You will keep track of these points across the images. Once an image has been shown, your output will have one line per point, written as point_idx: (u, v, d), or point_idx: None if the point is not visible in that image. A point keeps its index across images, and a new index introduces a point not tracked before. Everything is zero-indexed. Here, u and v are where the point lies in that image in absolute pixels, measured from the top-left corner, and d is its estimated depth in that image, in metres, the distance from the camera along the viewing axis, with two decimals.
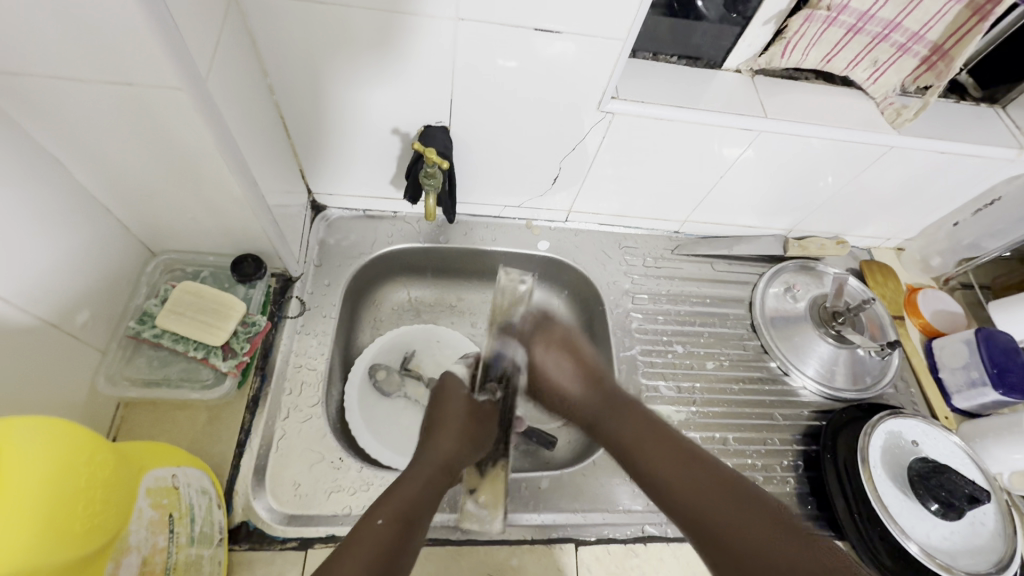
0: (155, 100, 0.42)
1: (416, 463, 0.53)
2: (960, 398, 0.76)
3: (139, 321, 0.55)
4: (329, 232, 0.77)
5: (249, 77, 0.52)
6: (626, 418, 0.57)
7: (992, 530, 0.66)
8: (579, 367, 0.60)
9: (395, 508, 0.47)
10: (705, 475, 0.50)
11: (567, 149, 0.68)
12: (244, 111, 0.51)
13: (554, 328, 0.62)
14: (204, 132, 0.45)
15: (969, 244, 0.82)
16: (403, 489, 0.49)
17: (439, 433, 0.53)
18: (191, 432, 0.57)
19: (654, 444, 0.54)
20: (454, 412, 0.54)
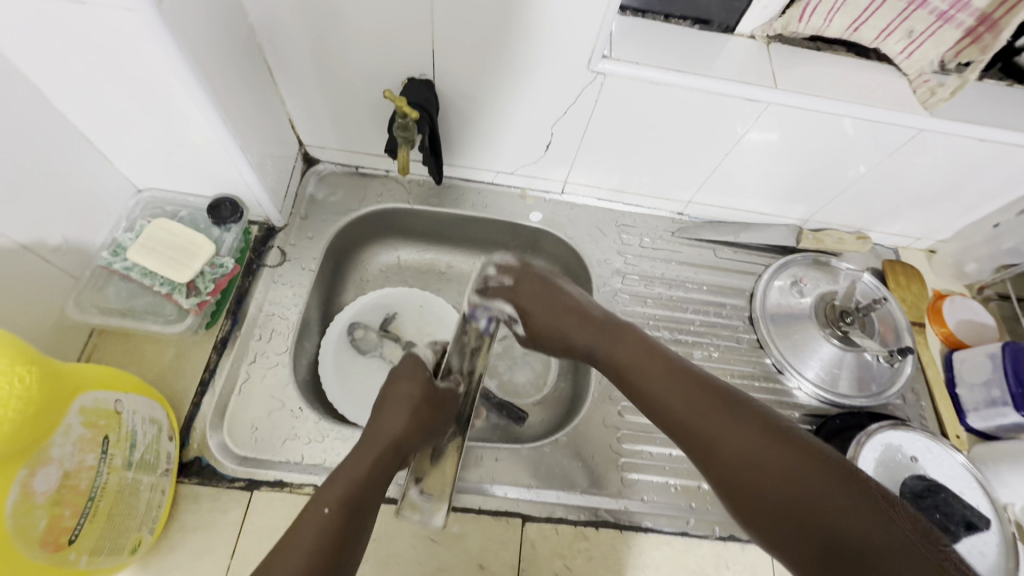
0: (109, 25, 0.41)
1: (366, 437, 0.50)
2: (976, 417, 0.69)
3: (112, 253, 0.56)
4: (319, 186, 0.76)
5: (226, 13, 0.51)
6: (618, 346, 0.54)
7: (992, 563, 0.59)
8: (581, 316, 0.57)
9: (341, 491, 0.45)
10: (718, 412, 0.45)
11: (559, 113, 0.65)
12: (218, 47, 0.50)
13: (536, 280, 0.61)
14: (164, 64, 0.45)
15: (1010, 250, 0.74)
16: (354, 466, 0.47)
17: (391, 412, 0.52)
18: (157, 365, 0.59)
19: (664, 377, 0.49)
20: (410, 389, 0.53)
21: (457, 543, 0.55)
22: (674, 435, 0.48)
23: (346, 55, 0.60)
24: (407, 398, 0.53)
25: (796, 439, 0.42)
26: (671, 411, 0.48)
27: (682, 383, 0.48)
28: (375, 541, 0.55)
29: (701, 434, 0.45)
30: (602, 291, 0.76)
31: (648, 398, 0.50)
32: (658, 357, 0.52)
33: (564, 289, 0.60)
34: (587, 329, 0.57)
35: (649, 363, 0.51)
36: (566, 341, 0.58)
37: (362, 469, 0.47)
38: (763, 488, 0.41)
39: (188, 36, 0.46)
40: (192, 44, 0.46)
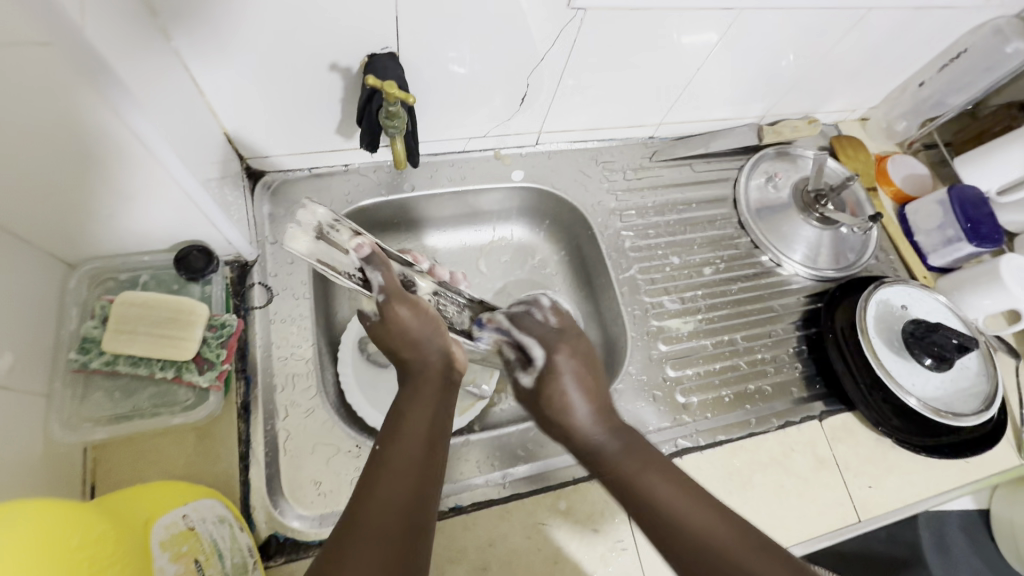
0: (16, 63, 0.32)
1: (391, 424, 0.47)
2: (936, 256, 0.79)
3: (81, 351, 0.47)
4: (276, 201, 0.66)
5: (142, 20, 0.41)
6: (629, 457, 0.50)
7: (975, 373, 0.69)
8: (595, 402, 0.55)
9: (393, 467, 0.43)
10: (707, 511, 0.44)
11: (538, 58, 0.60)
12: (150, 65, 0.41)
13: (579, 340, 0.60)
14: (95, 100, 0.36)
15: (934, 102, 0.82)
16: (395, 462, 0.43)
17: (412, 406, 0.49)
18: (181, 457, 0.50)
19: (656, 471, 0.48)
20: (424, 361, 0.52)
21: (566, 517, 0.56)
22: (647, 526, 0.45)
23: (285, 40, 0.50)
24: (425, 354, 0.52)
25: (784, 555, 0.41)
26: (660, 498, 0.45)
27: (675, 479, 0.47)
28: (491, 544, 0.53)
29: (684, 525, 0.43)
30: (605, 235, 0.76)
31: (633, 490, 0.47)
32: (656, 456, 0.50)
33: (601, 373, 0.58)
34: (591, 410, 0.54)
35: (642, 466, 0.48)
36: (572, 425, 0.54)
37: (412, 455, 0.44)
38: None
39: (123, 58, 0.36)
40: (129, 70, 0.37)
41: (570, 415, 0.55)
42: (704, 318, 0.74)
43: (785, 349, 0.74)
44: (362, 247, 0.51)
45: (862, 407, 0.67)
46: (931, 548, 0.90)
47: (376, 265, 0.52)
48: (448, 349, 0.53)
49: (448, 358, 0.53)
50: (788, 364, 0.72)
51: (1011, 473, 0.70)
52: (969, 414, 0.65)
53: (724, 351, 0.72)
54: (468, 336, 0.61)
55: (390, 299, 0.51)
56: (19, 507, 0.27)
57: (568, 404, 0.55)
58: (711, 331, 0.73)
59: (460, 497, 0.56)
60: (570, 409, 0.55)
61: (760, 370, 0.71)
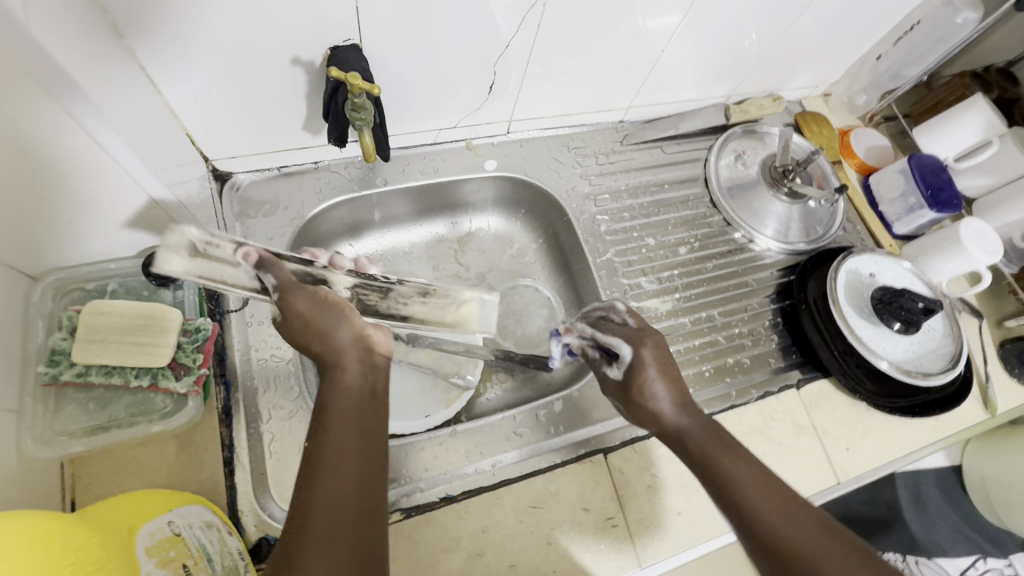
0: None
1: (317, 421, 0.39)
2: (900, 224, 0.82)
3: (51, 363, 0.46)
4: (246, 203, 0.65)
5: (94, 16, 0.40)
6: (716, 448, 0.43)
7: (942, 334, 0.71)
8: (680, 392, 0.48)
9: (330, 471, 0.36)
10: (802, 521, 0.38)
11: (503, 46, 0.60)
12: (104, 63, 0.40)
13: (654, 336, 0.51)
14: (48, 100, 0.35)
15: (891, 75, 0.85)
16: (331, 465, 0.36)
17: (333, 401, 0.40)
18: (163, 467, 0.49)
19: (742, 468, 0.42)
20: (337, 344, 0.43)
21: (557, 499, 0.56)
22: (740, 526, 0.39)
23: (243, 35, 0.49)
24: (334, 338, 0.44)
25: (878, 564, 0.36)
26: (755, 500, 0.39)
27: (765, 477, 0.41)
28: (484, 531, 0.54)
29: (777, 533, 0.38)
30: (581, 220, 0.76)
31: (724, 488, 0.41)
32: (737, 450, 0.43)
33: (677, 373, 0.49)
34: (683, 404, 0.47)
35: (737, 459, 0.42)
36: (657, 416, 0.47)
37: (340, 466, 0.36)
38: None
39: (77, 55, 0.35)
40: (82, 68, 0.36)
41: (655, 406, 0.47)
42: (682, 297, 0.75)
43: (761, 323, 0.76)
44: (248, 255, 0.47)
45: (836, 373, 0.69)
46: (909, 505, 0.94)
47: (268, 268, 0.47)
48: (359, 329, 0.45)
49: (363, 339, 0.45)
50: (764, 337, 0.74)
51: (979, 427, 0.73)
52: (936, 373, 0.68)
53: (702, 327, 0.74)
54: (400, 319, 0.55)
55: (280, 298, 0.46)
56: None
57: (651, 400, 0.48)
58: (689, 308, 0.75)
59: (451, 486, 0.56)
60: (653, 402, 0.47)
61: (738, 344, 0.73)
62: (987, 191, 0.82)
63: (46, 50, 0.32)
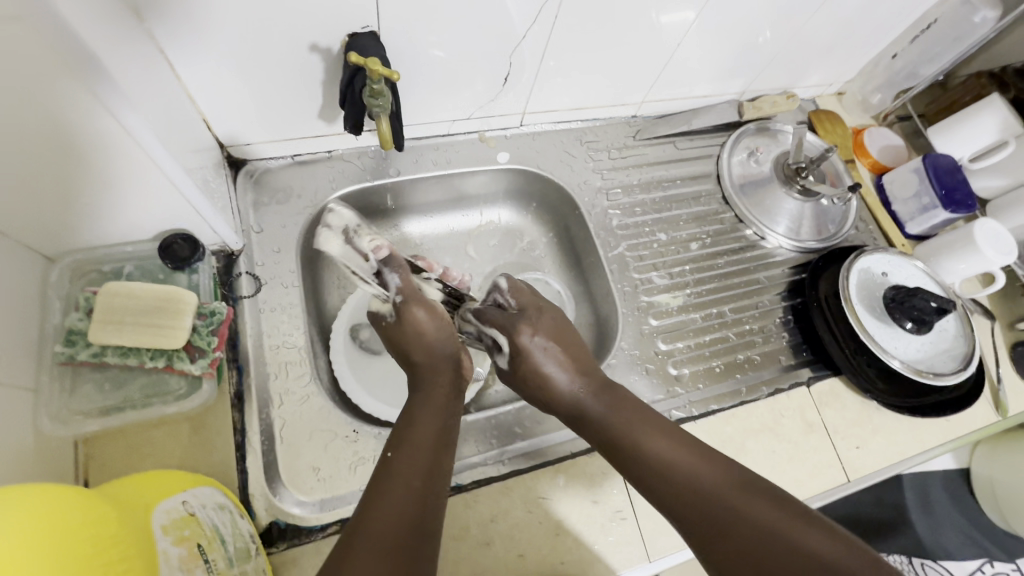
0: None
1: (400, 430, 0.47)
2: (913, 224, 0.82)
3: (67, 344, 0.47)
4: (260, 190, 0.65)
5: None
6: (613, 412, 0.51)
7: (954, 333, 0.71)
8: (574, 370, 0.55)
9: (404, 468, 0.42)
10: (693, 462, 0.45)
11: (518, 37, 0.60)
12: (124, 43, 0.40)
13: (550, 316, 0.58)
14: (71, 78, 0.35)
15: (907, 73, 0.84)
16: (406, 463, 0.43)
17: (424, 411, 0.49)
18: (176, 449, 0.49)
19: (643, 431, 0.49)
20: (433, 371, 0.53)
21: (566, 491, 0.56)
22: (645, 483, 0.46)
23: (261, 19, 0.49)
24: (434, 355, 0.54)
25: (755, 485, 0.43)
26: (655, 452, 0.47)
27: (660, 434, 0.48)
28: (493, 520, 0.54)
29: (679, 474, 0.45)
30: (593, 214, 0.76)
31: (631, 448, 0.48)
32: (642, 414, 0.51)
33: (574, 335, 0.58)
34: (576, 382, 0.54)
35: (640, 423, 0.49)
36: (554, 394, 0.54)
37: (421, 459, 0.44)
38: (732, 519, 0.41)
39: (98, 36, 0.35)
40: (104, 48, 0.36)
41: (554, 387, 0.54)
42: (692, 293, 0.75)
43: (772, 320, 0.75)
44: (380, 250, 0.56)
45: (847, 372, 0.69)
46: (917, 508, 0.93)
47: (393, 267, 0.56)
48: (456, 355, 0.56)
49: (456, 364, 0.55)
50: (775, 334, 0.74)
51: (990, 429, 0.72)
52: (948, 373, 0.67)
53: (713, 323, 0.73)
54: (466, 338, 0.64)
55: (407, 301, 0.55)
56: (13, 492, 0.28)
57: (547, 378, 0.55)
58: (700, 304, 0.75)
59: (460, 476, 0.56)
60: (551, 381, 0.54)
61: (748, 341, 0.73)
62: (1001, 192, 0.81)
63: (70, 27, 0.32)
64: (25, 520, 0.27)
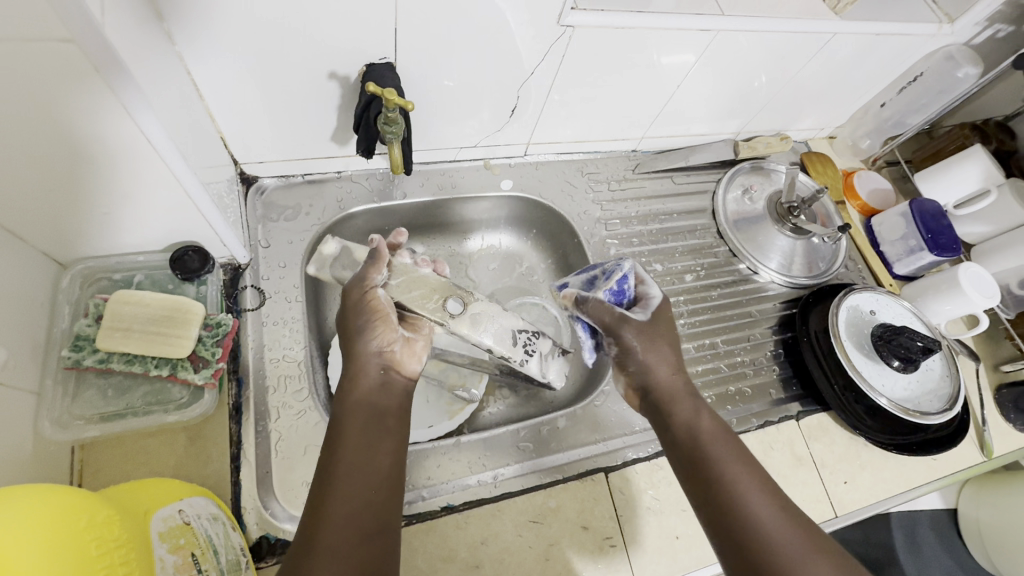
0: (35, 58, 0.33)
1: (329, 441, 0.44)
2: (900, 265, 0.84)
3: (74, 348, 0.48)
4: (269, 206, 0.67)
5: (147, 20, 0.42)
6: (713, 436, 0.48)
7: (940, 373, 0.73)
8: (676, 364, 0.53)
9: (336, 485, 0.40)
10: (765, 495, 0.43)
11: (527, 73, 0.63)
12: (154, 62, 0.42)
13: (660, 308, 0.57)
14: (107, 95, 0.37)
15: (894, 122, 0.88)
16: (338, 481, 0.41)
17: (347, 411, 0.46)
18: (171, 458, 0.49)
19: (726, 450, 0.47)
20: (364, 367, 0.50)
21: (556, 515, 0.57)
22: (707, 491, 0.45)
23: (286, 45, 0.51)
24: (363, 351, 0.51)
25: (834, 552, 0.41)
26: (739, 485, 0.44)
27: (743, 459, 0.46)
28: (482, 543, 0.54)
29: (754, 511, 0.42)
30: (591, 242, 0.78)
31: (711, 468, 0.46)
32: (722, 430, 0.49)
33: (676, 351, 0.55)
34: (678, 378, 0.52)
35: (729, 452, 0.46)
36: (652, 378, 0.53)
37: (355, 470, 0.42)
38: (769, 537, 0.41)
39: (132, 56, 0.38)
40: (138, 69, 0.38)
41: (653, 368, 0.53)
42: (686, 323, 0.77)
43: (763, 353, 0.77)
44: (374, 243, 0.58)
45: (836, 408, 0.70)
46: (904, 547, 0.94)
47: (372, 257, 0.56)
48: (386, 346, 0.51)
49: (386, 357, 0.51)
50: (765, 367, 0.75)
51: (974, 469, 0.73)
52: (934, 412, 0.69)
53: (705, 354, 0.75)
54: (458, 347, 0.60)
55: (348, 285, 0.55)
56: (28, 492, 0.29)
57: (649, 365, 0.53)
58: (693, 334, 0.76)
59: (453, 496, 0.57)
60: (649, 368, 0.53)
61: (739, 372, 0.74)
62: (985, 238, 0.85)
63: (112, 50, 0.35)
64: (37, 519, 0.28)
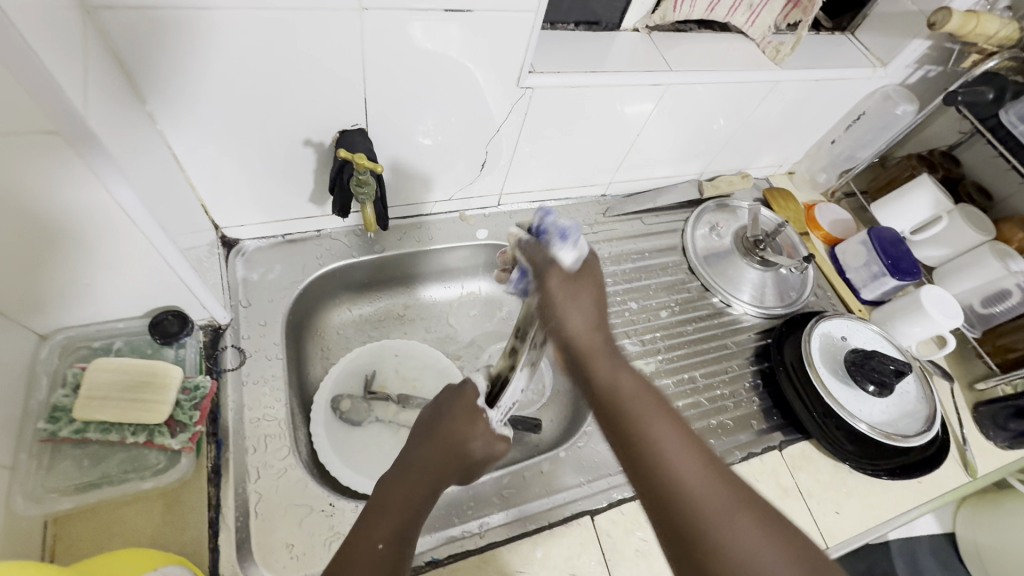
0: (20, 149, 0.36)
1: (386, 483, 0.48)
2: (868, 290, 0.87)
3: (51, 420, 0.48)
4: (250, 266, 0.69)
5: (121, 91, 0.44)
6: (642, 400, 0.44)
7: (916, 395, 0.74)
8: (598, 313, 0.49)
9: (387, 528, 0.45)
10: (702, 468, 0.40)
11: (495, 128, 0.67)
12: (126, 125, 0.44)
13: (593, 288, 0.50)
14: (76, 160, 0.38)
15: (846, 157, 0.94)
16: (378, 516, 0.46)
17: (419, 461, 0.49)
18: (146, 527, 0.48)
19: (653, 411, 0.43)
20: (456, 427, 0.50)
21: (544, 563, 0.56)
22: (620, 437, 0.43)
23: (262, 116, 0.55)
24: (448, 417, 0.50)
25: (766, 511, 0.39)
26: (668, 453, 0.41)
27: (671, 422, 0.42)
28: None
29: (676, 472, 0.40)
30: None
31: (636, 429, 0.42)
32: (648, 387, 0.45)
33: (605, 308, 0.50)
34: (594, 328, 0.48)
35: (656, 416, 0.43)
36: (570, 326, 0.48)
37: (403, 507, 0.47)
38: (677, 485, 0.39)
39: (101, 123, 0.39)
40: (105, 132, 0.39)
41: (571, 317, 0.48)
42: (664, 358, 0.78)
43: (742, 385, 0.78)
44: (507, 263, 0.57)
45: (817, 434, 0.71)
46: None
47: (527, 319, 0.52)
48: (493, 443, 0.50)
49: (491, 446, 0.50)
50: (745, 399, 0.76)
51: (961, 491, 0.74)
52: (913, 435, 0.69)
53: (685, 389, 0.76)
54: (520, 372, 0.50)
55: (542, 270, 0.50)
56: None
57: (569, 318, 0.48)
58: (671, 369, 0.77)
59: (437, 550, 0.56)
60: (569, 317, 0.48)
61: (720, 406, 0.75)
62: (943, 261, 0.88)
63: (86, 121, 0.37)
64: None
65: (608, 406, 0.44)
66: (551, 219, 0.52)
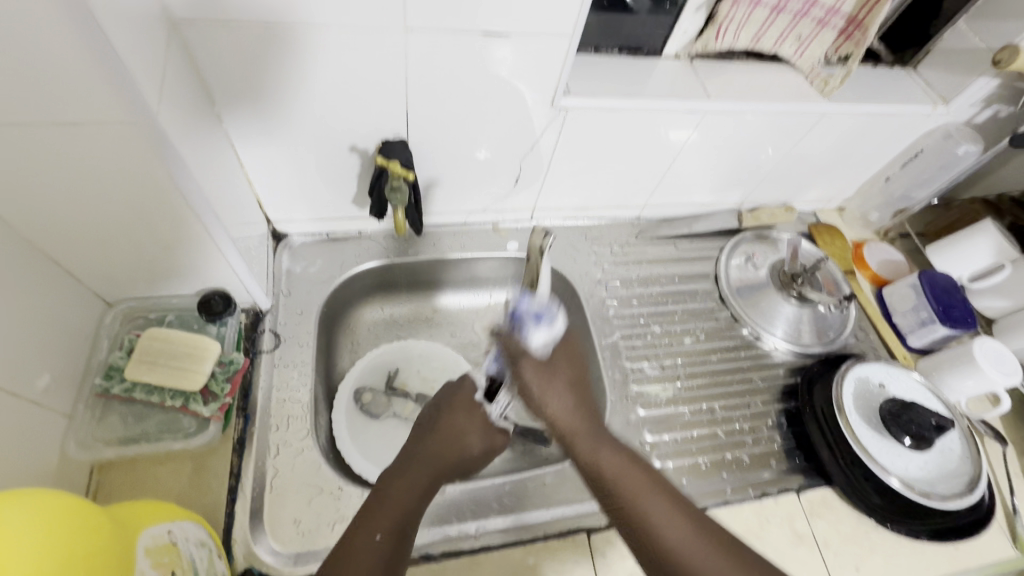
0: (103, 137, 0.42)
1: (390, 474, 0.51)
2: (914, 337, 0.82)
3: (106, 378, 0.55)
4: (294, 259, 0.75)
5: (192, 92, 0.50)
6: (627, 469, 0.47)
7: (960, 454, 0.68)
8: (576, 393, 0.50)
9: (390, 518, 0.46)
10: (686, 524, 0.44)
11: (530, 144, 0.70)
12: (192, 121, 0.49)
13: (566, 353, 0.52)
14: (147, 150, 0.43)
15: (901, 196, 0.89)
16: (385, 500, 0.48)
17: (424, 456, 0.52)
18: (174, 486, 0.54)
19: (636, 481, 0.46)
20: (455, 424, 0.54)
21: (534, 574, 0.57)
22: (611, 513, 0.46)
23: (314, 123, 0.60)
24: (451, 417, 0.55)
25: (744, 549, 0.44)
26: (653, 518, 0.45)
27: (653, 486, 0.46)
28: None
29: (665, 539, 0.44)
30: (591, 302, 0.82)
31: (623, 505, 0.46)
32: (626, 453, 0.48)
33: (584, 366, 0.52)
34: (575, 403, 0.49)
35: (639, 484, 0.46)
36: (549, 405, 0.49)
37: (406, 498, 0.49)
38: (667, 558, 0.43)
39: (170, 119, 0.45)
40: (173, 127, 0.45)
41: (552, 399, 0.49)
42: (683, 385, 0.77)
43: (764, 422, 0.75)
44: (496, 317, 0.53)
45: (839, 481, 0.68)
46: None
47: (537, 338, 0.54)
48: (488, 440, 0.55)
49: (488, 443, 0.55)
50: (766, 437, 0.73)
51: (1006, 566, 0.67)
52: (953, 496, 0.64)
53: (703, 419, 0.74)
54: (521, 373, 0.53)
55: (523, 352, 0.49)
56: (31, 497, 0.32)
57: (549, 398, 0.49)
58: (690, 398, 0.76)
59: (432, 546, 0.57)
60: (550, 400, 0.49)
61: (738, 441, 0.73)
62: (1005, 313, 0.82)
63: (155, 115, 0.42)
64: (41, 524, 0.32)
65: (597, 486, 0.47)
66: (549, 257, 0.53)
